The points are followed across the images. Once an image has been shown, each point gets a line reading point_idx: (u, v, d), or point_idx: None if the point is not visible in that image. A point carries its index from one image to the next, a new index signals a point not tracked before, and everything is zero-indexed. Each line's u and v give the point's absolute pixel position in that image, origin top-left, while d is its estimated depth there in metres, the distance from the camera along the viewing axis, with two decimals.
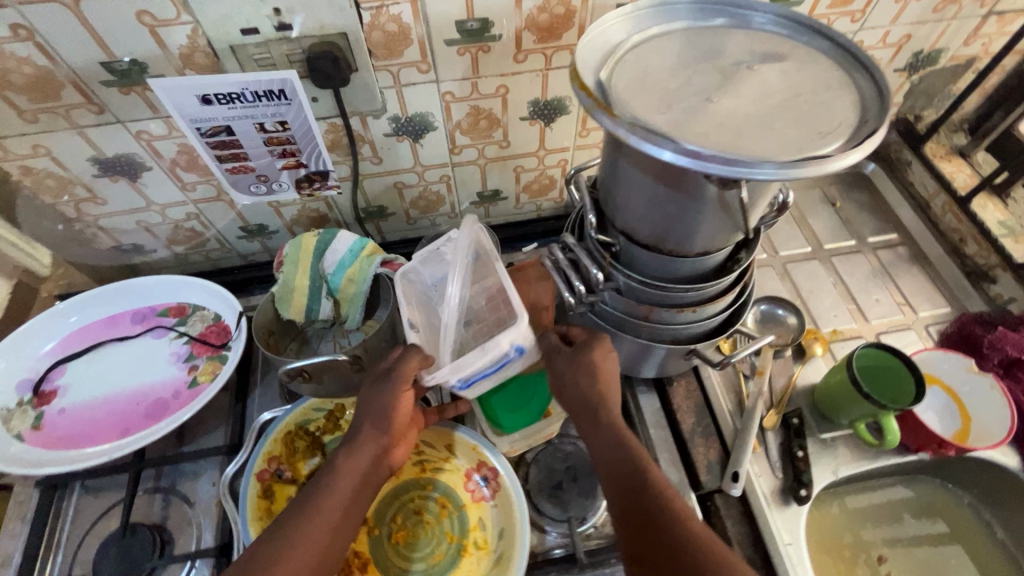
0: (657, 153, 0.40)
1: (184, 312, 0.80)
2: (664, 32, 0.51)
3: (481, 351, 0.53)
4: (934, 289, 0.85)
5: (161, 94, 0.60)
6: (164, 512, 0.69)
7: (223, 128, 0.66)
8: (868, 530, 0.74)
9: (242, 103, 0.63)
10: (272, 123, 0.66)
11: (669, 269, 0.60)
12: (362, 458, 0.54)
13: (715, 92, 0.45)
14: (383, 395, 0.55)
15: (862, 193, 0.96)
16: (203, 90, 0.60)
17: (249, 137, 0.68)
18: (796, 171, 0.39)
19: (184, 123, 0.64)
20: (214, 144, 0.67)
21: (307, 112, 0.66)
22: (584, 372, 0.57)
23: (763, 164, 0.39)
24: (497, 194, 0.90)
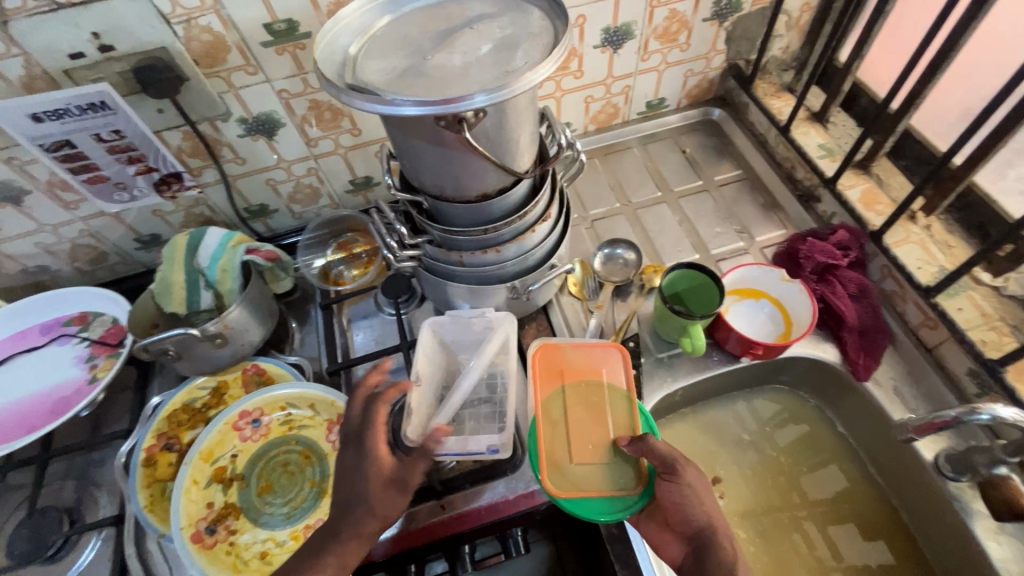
0: (383, 108, 0.48)
1: (86, 319, 0.88)
2: (410, 9, 0.58)
3: (461, 445, 0.64)
4: (772, 215, 0.92)
5: None
6: (75, 494, 0.77)
7: (64, 142, 0.73)
8: (710, 445, 0.82)
9: (72, 117, 0.71)
10: (109, 132, 0.74)
11: (466, 217, 0.67)
12: (358, 548, 0.57)
13: (434, 52, 0.53)
14: (400, 506, 0.58)
15: (712, 137, 1.04)
16: (32, 109, 0.68)
17: (91, 148, 0.75)
18: (501, 94, 0.48)
19: (26, 141, 0.71)
20: (61, 158, 0.75)
21: (136, 119, 0.73)
22: (678, 498, 0.57)
23: (476, 94, 0.48)
24: (369, 180, 0.98)
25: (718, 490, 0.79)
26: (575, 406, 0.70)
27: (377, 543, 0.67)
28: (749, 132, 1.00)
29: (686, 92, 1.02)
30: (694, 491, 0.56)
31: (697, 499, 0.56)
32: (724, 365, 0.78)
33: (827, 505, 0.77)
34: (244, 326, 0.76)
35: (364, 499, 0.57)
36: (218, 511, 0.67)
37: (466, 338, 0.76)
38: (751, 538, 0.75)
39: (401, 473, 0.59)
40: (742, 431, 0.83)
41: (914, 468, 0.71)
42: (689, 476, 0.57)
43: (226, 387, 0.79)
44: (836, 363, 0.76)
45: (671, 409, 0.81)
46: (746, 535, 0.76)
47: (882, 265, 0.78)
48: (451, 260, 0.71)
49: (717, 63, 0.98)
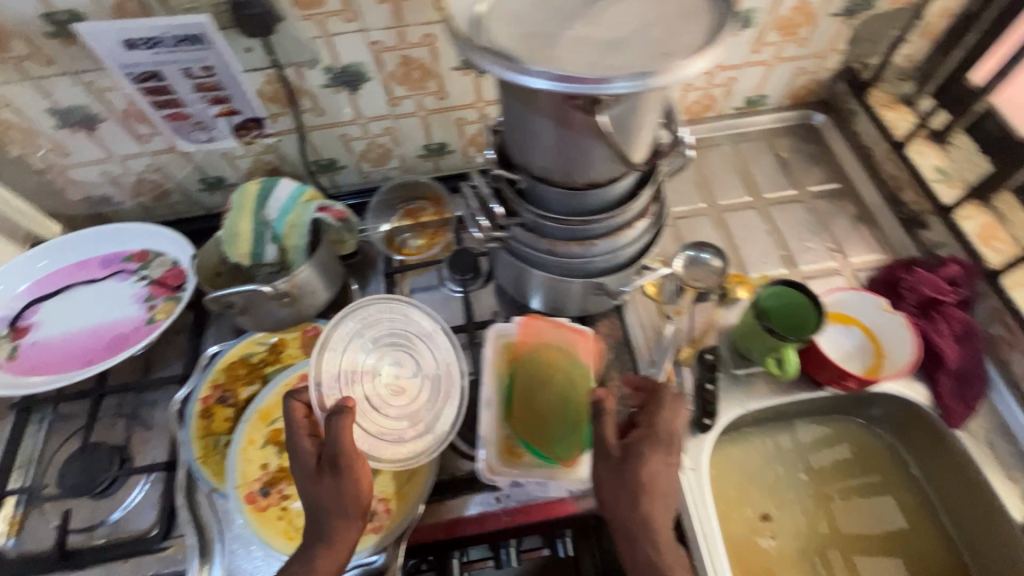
0: (519, 78, 0.43)
1: (146, 258, 0.86)
2: None
3: (541, 486, 0.64)
4: (868, 236, 0.86)
5: (92, 40, 0.65)
6: (126, 433, 0.76)
7: (152, 73, 0.70)
8: (769, 476, 0.77)
9: (164, 48, 0.67)
10: (199, 69, 0.70)
11: (570, 204, 0.62)
12: (328, 562, 0.54)
13: (577, 20, 0.47)
14: (342, 486, 0.54)
15: (810, 144, 0.96)
16: (126, 34, 0.64)
17: (180, 83, 0.72)
18: (646, 83, 0.43)
19: (115, 68, 0.68)
20: (147, 90, 0.72)
21: (229, 56, 0.69)
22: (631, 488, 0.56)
23: (616, 79, 0.43)
24: (443, 147, 0.93)
25: (769, 528, 0.74)
26: (529, 377, 0.69)
27: (427, 526, 0.66)
28: (853, 143, 0.93)
29: (789, 92, 0.95)
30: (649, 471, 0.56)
31: (642, 480, 0.56)
32: (805, 391, 0.73)
33: (890, 551, 0.73)
34: (312, 286, 0.73)
35: (315, 506, 0.55)
36: (272, 474, 0.66)
37: (378, 323, 0.68)
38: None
39: (330, 454, 0.55)
40: (803, 467, 0.78)
41: (1000, 524, 0.67)
42: (650, 464, 0.56)
43: (284, 345, 0.77)
44: (927, 406, 0.71)
45: (739, 426, 0.77)
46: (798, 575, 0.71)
47: (992, 307, 0.72)
48: (541, 247, 0.67)
49: (832, 64, 0.90)
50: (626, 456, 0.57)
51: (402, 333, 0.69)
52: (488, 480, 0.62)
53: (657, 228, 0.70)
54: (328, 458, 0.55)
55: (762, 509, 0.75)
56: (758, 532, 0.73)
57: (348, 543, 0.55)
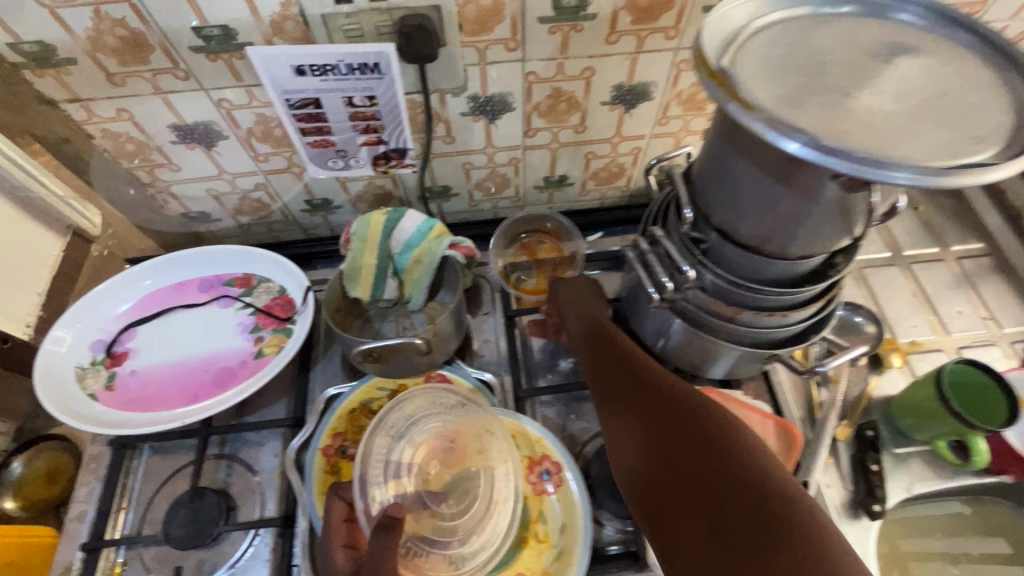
0: (790, 147, 0.37)
1: (249, 283, 0.80)
2: (787, 19, 0.48)
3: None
4: (1021, 304, 0.80)
5: (260, 63, 0.60)
6: (228, 478, 0.70)
7: (312, 100, 0.65)
8: (918, 561, 0.71)
9: (335, 76, 0.62)
10: (362, 97, 0.65)
11: (766, 273, 0.56)
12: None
13: (855, 88, 0.41)
14: None
15: (948, 197, 0.91)
16: (300, 61, 0.60)
17: (336, 111, 0.67)
18: (933, 178, 0.35)
19: (275, 93, 0.63)
20: (300, 117, 0.67)
21: (397, 87, 0.65)
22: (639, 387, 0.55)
23: (903, 168, 0.36)
24: (564, 180, 0.87)
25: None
26: None
27: None
28: (999, 201, 0.88)
29: None
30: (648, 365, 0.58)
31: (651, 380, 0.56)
32: (974, 478, 0.68)
33: None
34: (447, 334, 0.68)
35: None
36: None
37: (412, 416, 0.66)
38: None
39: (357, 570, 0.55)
40: (950, 553, 0.72)
41: None
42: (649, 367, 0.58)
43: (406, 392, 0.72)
44: None
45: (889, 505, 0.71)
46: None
47: None
48: (719, 313, 0.60)
49: None
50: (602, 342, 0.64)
51: (443, 415, 0.67)
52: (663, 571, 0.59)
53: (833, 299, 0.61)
54: None
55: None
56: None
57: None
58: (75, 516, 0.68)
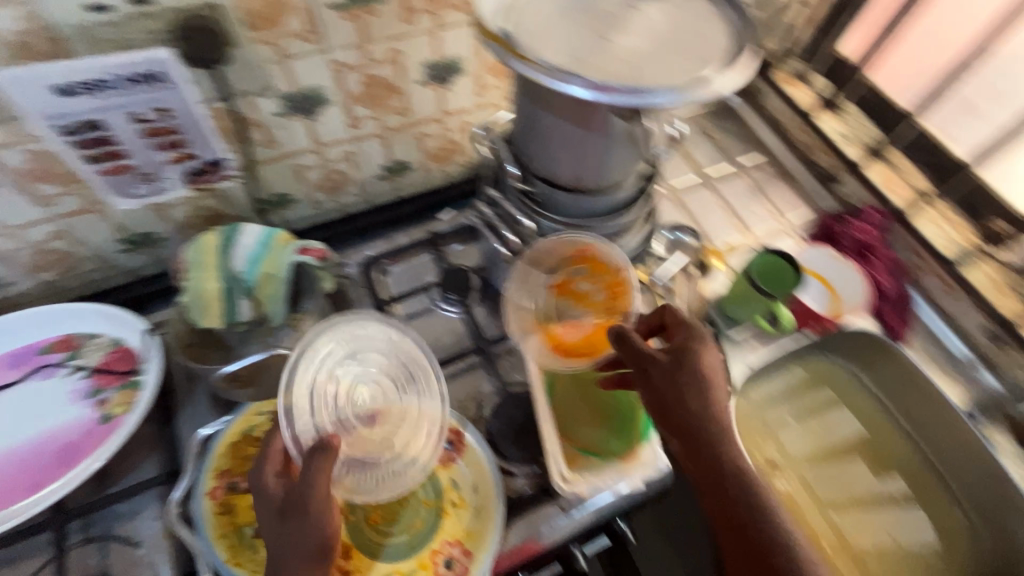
0: (568, 89, 0.44)
1: (73, 344, 0.70)
2: None
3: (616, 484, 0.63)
4: (796, 196, 0.99)
5: (10, 86, 0.53)
6: (104, 559, 0.62)
7: (91, 122, 0.59)
8: (766, 426, 0.87)
9: (110, 91, 0.57)
10: (150, 110, 0.61)
11: (590, 208, 0.64)
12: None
13: (610, 32, 0.48)
14: (308, 528, 0.50)
15: (730, 121, 1.08)
16: (63, 78, 0.54)
17: (124, 131, 0.61)
18: (684, 98, 0.44)
19: (41, 121, 0.57)
20: (83, 143, 0.60)
21: (186, 92, 0.61)
22: (693, 393, 0.57)
23: (659, 91, 0.44)
24: (405, 165, 0.88)
25: (777, 472, 0.84)
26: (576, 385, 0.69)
27: (501, 555, 0.64)
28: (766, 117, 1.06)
29: None
30: (708, 413, 0.57)
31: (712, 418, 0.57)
32: (788, 339, 0.84)
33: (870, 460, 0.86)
34: None
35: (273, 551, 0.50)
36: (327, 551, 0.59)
37: (355, 343, 0.62)
38: (812, 504, 0.83)
39: (294, 497, 0.51)
40: (790, 406, 0.89)
41: (949, 423, 0.81)
42: (693, 402, 0.57)
43: None
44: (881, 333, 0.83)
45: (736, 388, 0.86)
46: (806, 502, 0.83)
47: (906, 241, 0.88)
48: (563, 253, 0.67)
49: None
50: (673, 363, 0.58)
51: (387, 354, 0.63)
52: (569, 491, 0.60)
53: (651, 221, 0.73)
54: (290, 502, 0.51)
55: (769, 458, 0.85)
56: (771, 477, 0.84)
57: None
58: None
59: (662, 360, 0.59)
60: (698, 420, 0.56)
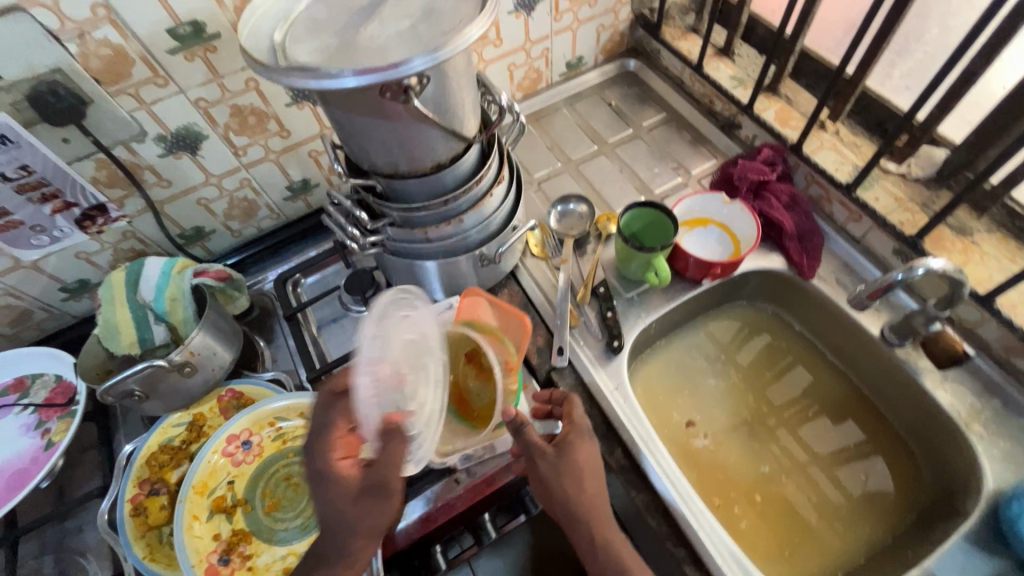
0: (338, 84, 0.47)
1: (24, 385, 0.80)
2: None
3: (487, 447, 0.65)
4: (700, 149, 0.98)
5: None
6: (57, 568, 0.70)
7: None
8: (689, 376, 0.86)
9: None
10: (14, 169, 0.67)
11: (428, 190, 0.66)
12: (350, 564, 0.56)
13: (369, 24, 0.53)
14: (379, 508, 0.55)
15: (632, 87, 1.09)
16: None
17: None
18: (440, 56, 0.49)
19: None
20: None
21: (42, 149, 0.67)
22: (570, 483, 0.59)
23: (416, 59, 0.48)
24: (307, 183, 0.94)
25: (698, 430, 0.82)
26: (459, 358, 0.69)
27: (399, 531, 0.66)
28: (664, 76, 1.06)
29: (600, 47, 1.06)
30: (585, 501, 0.59)
31: (588, 500, 0.60)
32: (687, 291, 0.83)
33: (805, 406, 0.84)
34: (211, 350, 0.72)
35: (337, 522, 0.54)
36: (228, 540, 0.64)
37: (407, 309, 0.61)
38: (740, 456, 0.80)
39: (372, 482, 0.54)
40: (715, 362, 0.88)
41: (866, 346, 0.79)
42: (586, 475, 0.61)
43: (204, 419, 0.75)
44: (784, 269, 0.83)
45: (648, 340, 0.85)
46: (733, 454, 0.80)
47: (806, 174, 0.86)
48: (416, 237, 0.70)
49: (624, 14, 1.02)
50: (559, 452, 0.60)
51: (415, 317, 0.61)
52: (441, 465, 0.63)
53: (514, 190, 0.77)
54: (374, 480, 0.54)
55: (694, 419, 0.83)
56: (691, 436, 0.81)
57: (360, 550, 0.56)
58: None
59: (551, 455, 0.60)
60: (577, 507, 0.59)
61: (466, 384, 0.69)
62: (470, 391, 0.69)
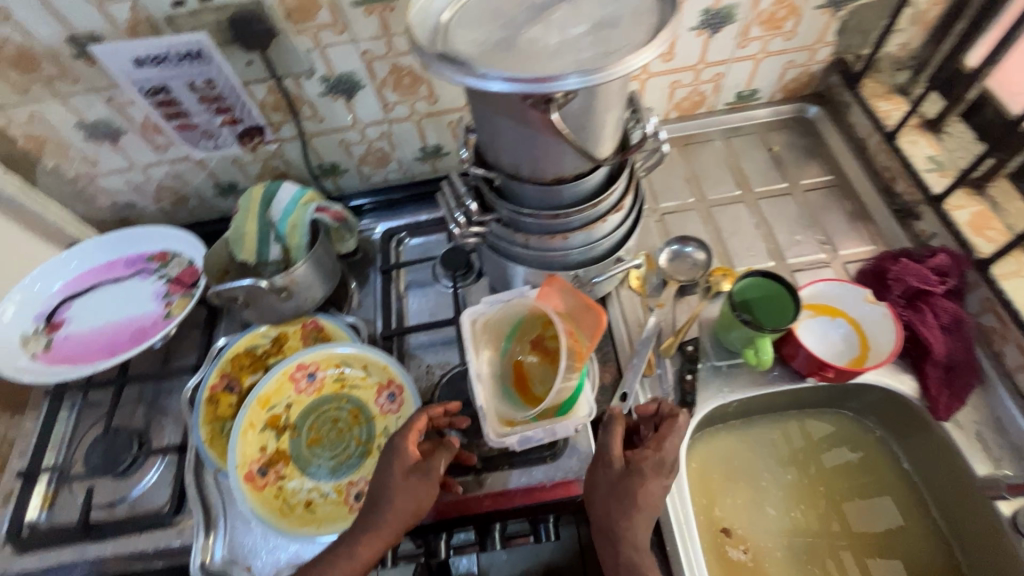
0: (483, 84, 0.46)
1: (165, 258, 0.93)
2: None
3: (548, 432, 0.62)
4: (859, 228, 0.85)
5: (104, 59, 0.71)
6: (144, 418, 0.83)
7: (161, 87, 0.76)
8: (753, 471, 0.78)
9: (169, 64, 0.73)
10: (201, 82, 0.77)
11: (542, 200, 0.64)
12: (373, 544, 0.58)
13: (536, 25, 0.51)
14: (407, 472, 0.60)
15: (804, 137, 0.97)
16: (134, 53, 0.71)
17: (185, 96, 0.78)
18: (595, 78, 0.46)
19: (127, 84, 0.75)
20: (158, 102, 0.79)
21: (226, 71, 0.75)
22: (619, 504, 0.57)
23: (568, 76, 0.46)
24: (439, 149, 0.97)
25: (739, 541, 0.73)
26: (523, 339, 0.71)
27: None
28: (847, 134, 0.93)
29: (782, 85, 0.95)
30: (632, 527, 0.57)
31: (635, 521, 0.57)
32: (787, 383, 0.74)
33: (877, 552, 0.72)
34: (309, 282, 0.79)
35: (387, 493, 0.59)
36: (270, 455, 0.71)
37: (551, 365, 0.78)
38: None
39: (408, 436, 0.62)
40: (785, 465, 0.79)
41: (987, 520, 0.65)
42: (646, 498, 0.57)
43: (287, 338, 0.83)
44: (913, 397, 0.71)
45: (721, 417, 0.78)
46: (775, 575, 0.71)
47: (984, 298, 0.71)
48: (516, 241, 0.69)
49: (822, 55, 0.89)
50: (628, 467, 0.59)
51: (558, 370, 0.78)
52: (498, 443, 0.61)
53: (632, 217, 0.71)
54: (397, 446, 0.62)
55: (737, 519, 0.75)
56: (728, 545, 0.73)
57: (393, 532, 0.58)
58: (23, 451, 0.82)
59: (618, 466, 0.59)
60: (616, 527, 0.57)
61: (530, 371, 0.69)
62: (534, 377, 0.69)
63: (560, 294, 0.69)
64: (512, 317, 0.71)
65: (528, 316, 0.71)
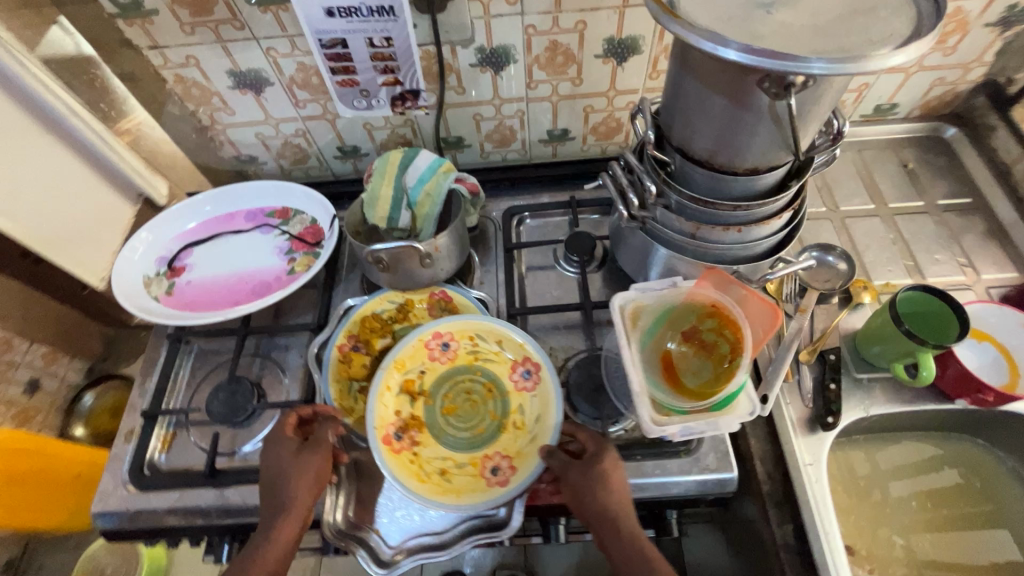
0: (719, 49, 0.45)
1: (287, 215, 0.93)
2: None
3: (711, 426, 0.60)
4: (1001, 254, 0.84)
5: (298, 7, 0.71)
6: (261, 371, 0.83)
7: (339, 40, 0.76)
8: (877, 492, 0.78)
9: (359, 17, 0.73)
10: (380, 38, 0.76)
11: (721, 189, 0.63)
12: (291, 525, 0.62)
13: (778, 7, 0.50)
14: (301, 459, 0.65)
15: (939, 156, 0.95)
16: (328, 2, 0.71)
17: (359, 52, 0.78)
18: (844, 67, 0.44)
19: (310, 32, 0.74)
20: (331, 56, 0.78)
21: (410, 31, 0.75)
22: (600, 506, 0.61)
23: (814, 60, 0.44)
24: (566, 133, 0.96)
25: (865, 561, 0.73)
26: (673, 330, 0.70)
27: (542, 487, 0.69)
28: (987, 158, 0.91)
29: (924, 102, 0.93)
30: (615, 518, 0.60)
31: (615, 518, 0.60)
32: (931, 403, 0.72)
33: None
34: (448, 253, 0.79)
35: (285, 480, 0.64)
36: (405, 420, 0.71)
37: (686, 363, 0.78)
38: None
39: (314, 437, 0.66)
40: (910, 488, 0.78)
41: None
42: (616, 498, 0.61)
43: (412, 305, 0.82)
44: None
45: (849, 432, 0.77)
46: None
47: None
48: (683, 230, 0.68)
49: (974, 75, 0.88)
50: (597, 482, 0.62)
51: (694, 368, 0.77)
52: (658, 431, 0.60)
53: (797, 215, 0.69)
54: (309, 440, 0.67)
55: (860, 537, 0.75)
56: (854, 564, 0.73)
57: (303, 511, 0.63)
58: (140, 391, 0.82)
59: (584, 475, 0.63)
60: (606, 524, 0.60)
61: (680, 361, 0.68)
62: (686, 369, 0.67)
63: (723, 287, 0.69)
64: (664, 306, 0.70)
65: (681, 307, 0.70)
